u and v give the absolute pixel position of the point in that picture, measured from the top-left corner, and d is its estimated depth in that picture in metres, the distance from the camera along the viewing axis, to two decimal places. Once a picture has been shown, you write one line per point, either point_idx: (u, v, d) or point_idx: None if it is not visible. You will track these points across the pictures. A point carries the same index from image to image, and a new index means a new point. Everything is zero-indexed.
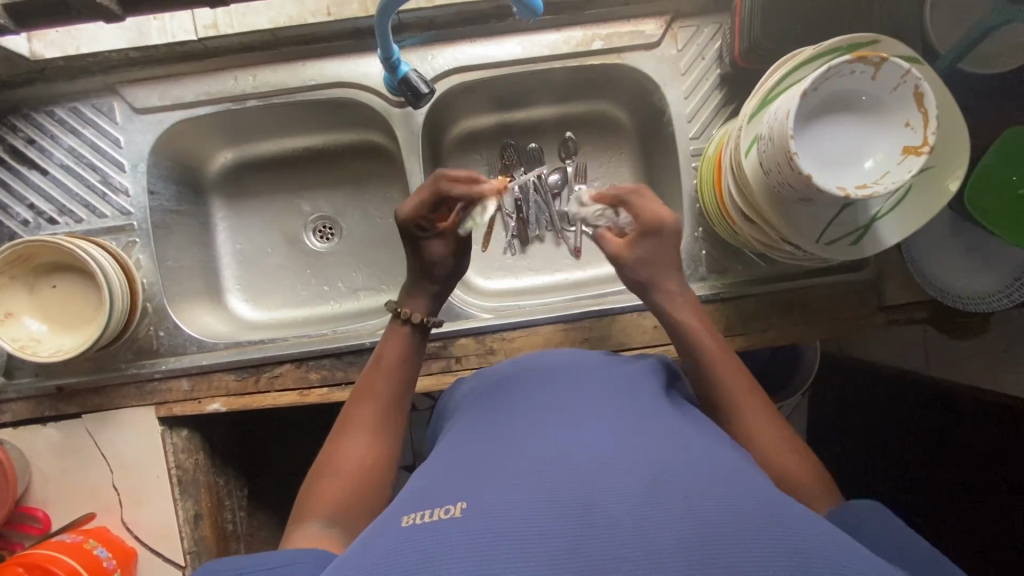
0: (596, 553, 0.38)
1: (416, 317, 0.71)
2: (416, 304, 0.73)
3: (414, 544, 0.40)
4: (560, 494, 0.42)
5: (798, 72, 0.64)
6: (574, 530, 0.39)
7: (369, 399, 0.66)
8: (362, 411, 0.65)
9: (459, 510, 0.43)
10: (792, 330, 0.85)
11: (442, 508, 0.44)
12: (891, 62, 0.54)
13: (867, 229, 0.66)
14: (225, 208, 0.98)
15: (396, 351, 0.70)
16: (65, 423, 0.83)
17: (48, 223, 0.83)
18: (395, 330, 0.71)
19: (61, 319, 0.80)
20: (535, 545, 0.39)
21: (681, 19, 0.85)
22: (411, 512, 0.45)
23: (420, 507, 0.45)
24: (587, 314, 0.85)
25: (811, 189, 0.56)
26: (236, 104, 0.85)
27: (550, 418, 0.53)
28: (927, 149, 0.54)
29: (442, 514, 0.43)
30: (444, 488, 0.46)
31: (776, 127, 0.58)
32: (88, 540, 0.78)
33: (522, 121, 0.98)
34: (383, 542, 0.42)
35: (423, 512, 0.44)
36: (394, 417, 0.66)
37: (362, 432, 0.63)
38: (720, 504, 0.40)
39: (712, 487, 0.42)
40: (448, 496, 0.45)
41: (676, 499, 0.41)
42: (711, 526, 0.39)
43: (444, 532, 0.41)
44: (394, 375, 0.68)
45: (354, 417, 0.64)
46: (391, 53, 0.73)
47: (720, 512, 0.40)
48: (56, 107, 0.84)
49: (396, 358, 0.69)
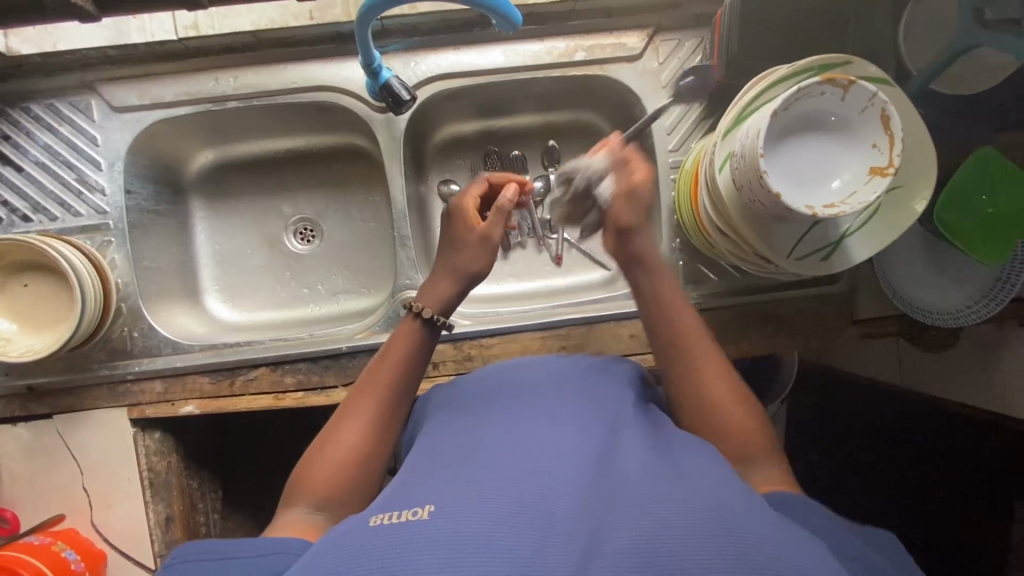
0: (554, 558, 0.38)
1: (428, 311, 0.68)
2: (431, 296, 0.70)
3: (378, 545, 0.40)
4: (522, 502, 0.43)
5: (773, 90, 0.66)
6: (535, 539, 0.40)
7: (369, 391, 0.64)
8: (363, 399, 0.63)
9: (425, 513, 0.43)
10: (765, 342, 0.86)
11: (408, 511, 0.43)
12: (859, 84, 0.55)
13: (836, 245, 0.67)
14: (205, 209, 0.97)
15: (405, 344, 0.67)
16: (34, 423, 0.82)
17: (22, 221, 0.82)
18: (406, 322, 0.68)
19: (32, 318, 0.79)
20: (497, 551, 0.39)
21: (663, 32, 0.85)
22: (379, 514, 0.45)
23: (386, 509, 0.45)
24: (565, 322, 0.85)
25: (780, 207, 0.57)
26: (216, 105, 0.84)
27: (523, 428, 0.54)
28: (892, 171, 0.55)
29: (408, 516, 0.43)
30: (410, 492, 0.46)
31: (748, 144, 0.58)
32: (57, 542, 0.78)
33: (506, 128, 0.99)
34: (347, 543, 0.42)
35: (389, 514, 0.44)
36: (393, 412, 0.64)
37: (359, 421, 0.61)
38: (674, 509, 0.41)
39: (672, 493, 0.43)
40: (414, 499, 0.45)
41: (631, 510, 0.42)
42: (664, 530, 0.40)
43: (409, 535, 0.41)
44: (397, 368, 0.65)
45: (352, 407, 0.63)
46: (372, 60, 0.73)
47: (674, 516, 0.41)
48: (32, 103, 0.83)
49: (402, 352, 0.66)
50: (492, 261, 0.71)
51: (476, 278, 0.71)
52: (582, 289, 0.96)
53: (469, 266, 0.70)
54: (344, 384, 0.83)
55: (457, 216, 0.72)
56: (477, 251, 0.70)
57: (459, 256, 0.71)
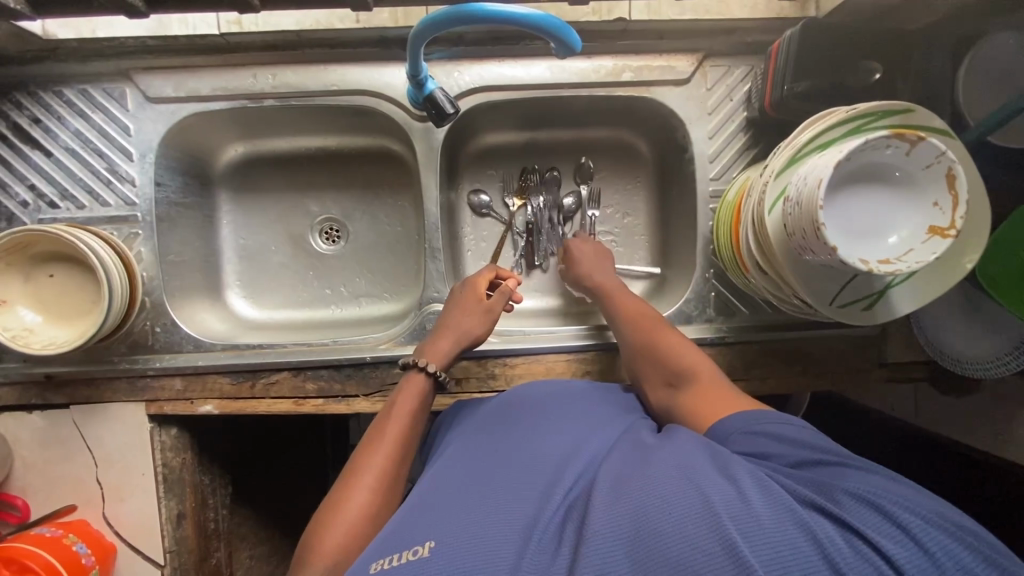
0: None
1: (432, 366, 0.72)
2: (436, 353, 0.74)
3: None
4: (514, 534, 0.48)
5: (830, 133, 0.64)
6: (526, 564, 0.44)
7: (378, 444, 0.65)
8: (372, 453, 0.64)
9: (424, 550, 0.48)
10: (791, 378, 0.85)
11: (408, 551, 0.48)
12: (928, 142, 0.54)
13: (881, 295, 0.66)
14: (231, 203, 0.96)
15: (412, 398, 0.70)
16: (51, 413, 0.81)
17: (49, 207, 0.81)
18: (412, 376, 0.72)
19: (55, 307, 0.78)
20: None
21: (714, 58, 0.83)
22: (378, 559, 0.50)
23: (386, 553, 0.50)
24: (592, 345, 0.84)
25: (835, 260, 0.56)
26: (252, 102, 0.82)
27: (519, 458, 0.57)
28: (954, 233, 0.54)
29: (408, 556, 0.48)
30: (408, 528, 0.52)
31: (806, 192, 0.57)
32: (68, 534, 0.77)
33: (542, 141, 0.97)
34: None
35: (388, 558, 0.49)
36: (402, 464, 0.65)
37: (369, 477, 0.61)
38: (647, 497, 0.45)
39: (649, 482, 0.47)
40: (413, 539, 0.50)
41: (605, 503, 0.46)
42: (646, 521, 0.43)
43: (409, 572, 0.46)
44: (405, 420, 0.67)
45: (362, 461, 0.63)
46: (419, 70, 0.71)
47: (643, 504, 0.45)
48: (64, 88, 0.81)
49: (410, 404, 0.69)
50: (490, 329, 0.78)
51: (477, 342, 0.77)
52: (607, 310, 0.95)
53: (471, 330, 0.76)
54: (365, 394, 0.82)
55: (468, 287, 0.80)
56: (480, 319, 0.77)
57: (461, 323, 0.76)
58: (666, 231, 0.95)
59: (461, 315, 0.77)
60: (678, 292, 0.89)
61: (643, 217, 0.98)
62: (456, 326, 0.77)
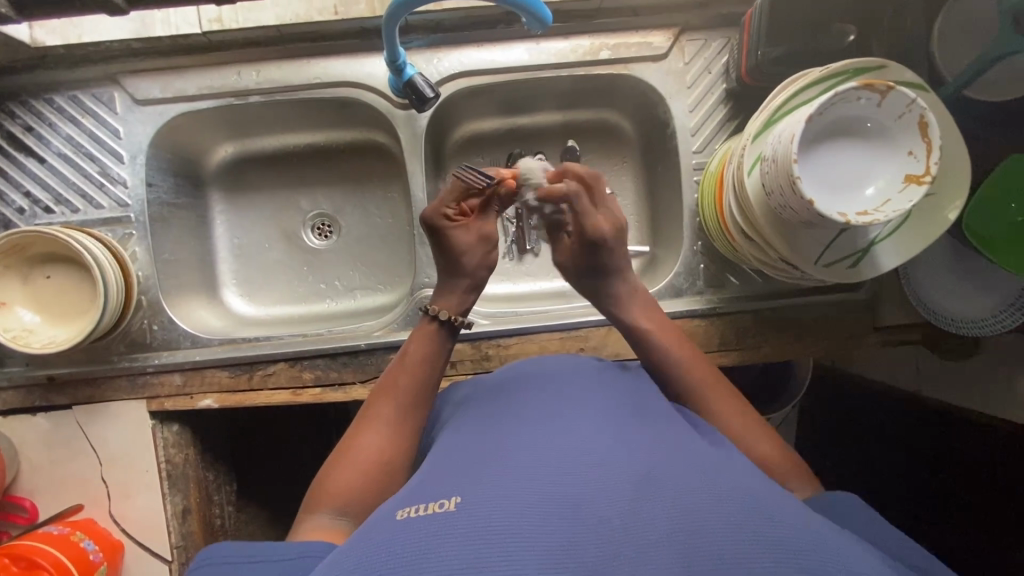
0: (578, 542, 0.40)
1: (445, 314, 0.71)
2: (448, 301, 0.73)
3: (407, 536, 0.41)
4: (548, 493, 0.44)
5: (806, 93, 0.64)
6: (563, 526, 0.41)
7: (391, 394, 0.66)
8: (385, 402, 0.65)
9: (452, 505, 0.44)
10: (786, 346, 0.85)
11: (434, 503, 0.45)
12: (897, 90, 0.54)
13: (865, 252, 0.67)
14: (224, 203, 0.97)
15: (424, 345, 0.69)
16: (54, 414, 0.82)
17: (44, 212, 0.82)
18: (425, 324, 0.71)
19: (54, 310, 0.79)
20: (527, 540, 0.40)
21: (690, 32, 0.84)
22: (404, 507, 0.46)
23: (412, 503, 0.46)
24: (585, 323, 0.85)
25: (813, 212, 0.56)
26: (238, 99, 0.84)
27: (537, 421, 0.55)
28: (929, 179, 0.55)
29: (435, 508, 0.44)
30: (433, 486, 0.48)
31: (780, 148, 0.57)
32: (76, 532, 0.78)
33: (527, 126, 0.98)
34: (375, 537, 0.43)
35: (416, 506, 0.45)
36: (417, 416, 0.65)
37: (382, 426, 0.63)
38: (704, 500, 0.42)
39: (697, 486, 0.44)
40: (440, 492, 0.46)
41: (652, 492, 0.43)
42: (693, 520, 0.40)
43: (438, 524, 0.42)
44: (416, 372, 0.67)
45: (373, 410, 0.64)
46: (397, 56, 0.73)
47: (701, 508, 0.41)
48: (54, 94, 0.83)
49: (422, 352, 0.69)
50: (485, 257, 0.75)
51: (489, 271, 0.77)
52: None
53: (478, 268, 0.75)
54: (361, 381, 0.83)
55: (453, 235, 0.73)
56: (479, 249, 0.75)
57: (467, 266, 0.74)
58: (654, 207, 0.96)
59: (462, 258, 0.74)
60: (668, 267, 0.90)
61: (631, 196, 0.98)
62: (460, 265, 0.74)
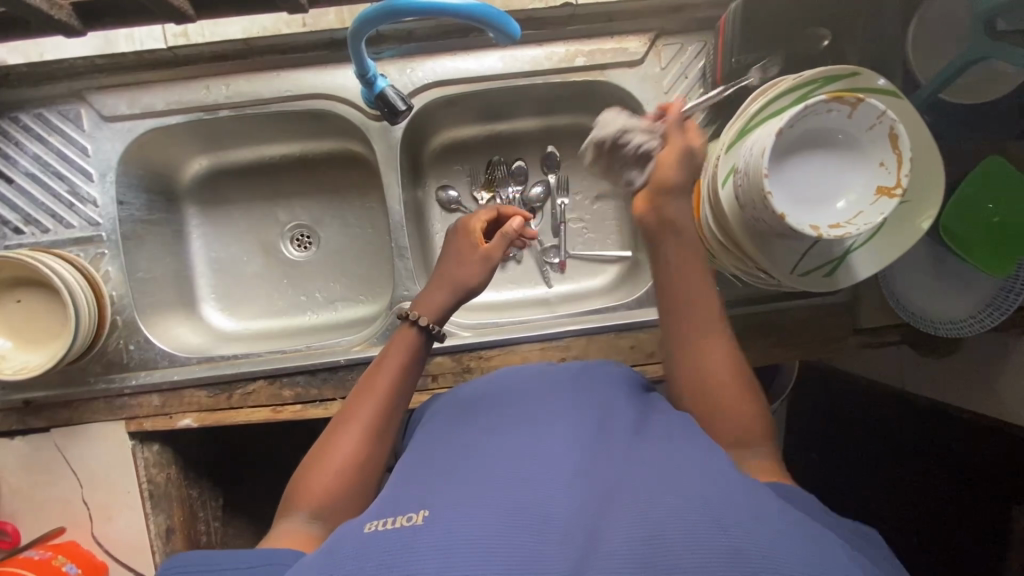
0: (540, 556, 0.39)
1: (421, 318, 0.69)
2: (429, 305, 0.71)
3: (373, 548, 0.41)
4: (515, 508, 0.44)
5: (779, 102, 0.64)
6: (529, 544, 0.41)
7: (367, 394, 0.64)
8: (362, 403, 0.63)
9: (420, 518, 0.43)
10: (767, 351, 0.85)
11: (402, 517, 0.44)
12: (867, 103, 0.54)
13: (841, 261, 0.66)
14: (200, 216, 0.96)
15: (401, 348, 0.68)
16: (33, 437, 0.82)
17: (13, 233, 0.81)
18: (404, 329, 0.70)
19: (27, 334, 0.78)
20: (492, 555, 0.39)
21: (666, 36, 0.83)
22: (374, 520, 0.46)
23: (382, 515, 0.46)
24: (566, 333, 0.85)
25: (785, 227, 0.56)
26: (208, 113, 0.83)
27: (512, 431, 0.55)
28: (900, 192, 0.54)
29: (403, 522, 0.44)
30: (404, 499, 0.47)
31: (751, 162, 0.57)
32: (57, 556, 0.77)
33: (506, 133, 0.97)
34: (342, 549, 0.43)
35: (384, 519, 0.45)
36: (392, 415, 0.64)
37: (357, 428, 0.61)
38: (669, 503, 0.41)
39: (663, 490, 0.43)
40: (411, 505, 0.46)
41: (622, 506, 0.43)
42: (655, 528, 0.40)
43: (404, 537, 0.42)
44: (394, 370, 0.66)
45: (348, 412, 0.63)
46: (367, 69, 0.72)
47: (665, 514, 0.40)
48: (20, 113, 0.81)
49: (398, 356, 0.67)
50: (482, 272, 0.72)
51: (476, 289, 0.73)
52: (584, 296, 0.96)
53: (465, 280, 0.72)
54: (342, 397, 0.82)
55: (460, 235, 0.75)
56: (478, 266, 0.73)
57: (453, 269, 0.73)
58: (635, 213, 0.95)
59: (459, 265, 0.73)
60: (650, 273, 0.89)
61: (611, 201, 0.98)
62: (448, 273, 0.73)
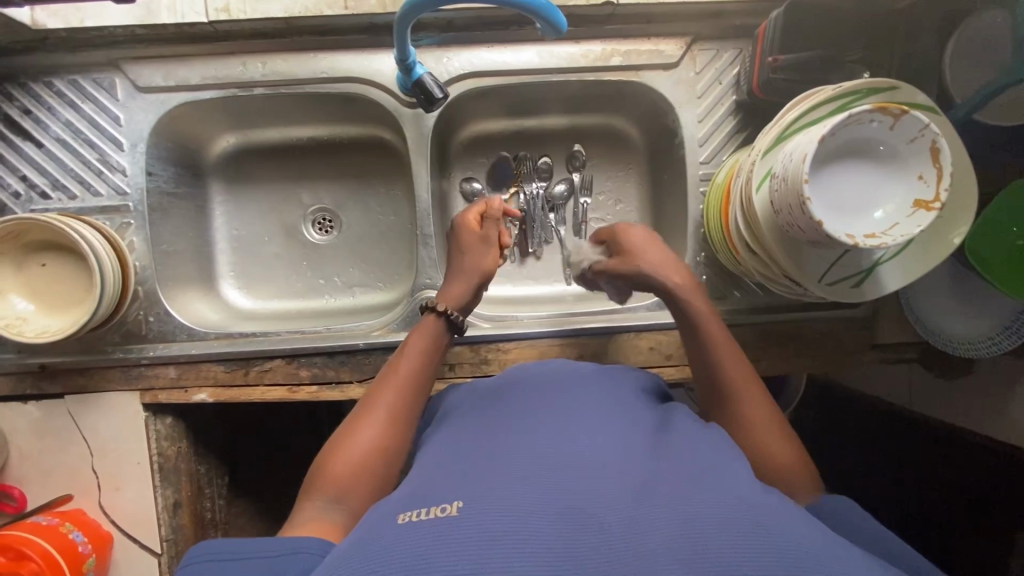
0: (575, 550, 0.39)
1: (443, 306, 0.71)
2: (449, 296, 0.74)
3: (407, 542, 0.41)
4: (548, 501, 0.43)
5: (818, 110, 0.64)
6: (567, 537, 0.40)
7: (389, 384, 0.65)
8: (383, 393, 0.64)
9: (454, 509, 0.43)
10: (784, 360, 0.85)
11: (436, 508, 0.44)
12: (911, 114, 0.54)
13: (869, 273, 0.67)
14: (224, 193, 0.96)
15: (423, 340, 0.69)
16: (46, 402, 0.81)
17: (41, 197, 0.81)
18: (427, 319, 0.71)
19: (49, 298, 0.78)
20: (529, 550, 0.39)
21: (702, 41, 0.84)
22: (406, 511, 0.45)
23: (413, 507, 0.45)
24: (585, 331, 0.85)
25: (821, 234, 0.56)
26: (243, 90, 0.83)
27: (538, 425, 0.54)
28: (939, 205, 0.55)
29: (437, 513, 0.43)
30: (433, 489, 0.47)
31: (791, 167, 0.57)
32: (64, 523, 0.77)
33: (533, 129, 0.97)
34: (373, 544, 0.42)
35: (418, 510, 0.44)
36: (411, 405, 0.65)
37: (378, 416, 0.62)
38: (707, 500, 0.42)
39: (698, 493, 0.43)
40: (441, 497, 0.45)
41: (661, 507, 0.42)
42: (694, 528, 0.40)
43: (438, 531, 0.41)
44: (415, 364, 0.67)
45: (371, 401, 0.64)
46: (407, 55, 0.72)
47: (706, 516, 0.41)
48: (55, 78, 0.81)
49: (419, 346, 0.69)
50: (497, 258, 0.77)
51: (487, 276, 0.76)
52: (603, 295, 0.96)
53: (479, 266, 0.75)
54: (359, 380, 0.82)
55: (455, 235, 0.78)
56: (482, 251, 0.76)
57: (463, 259, 0.76)
58: (658, 216, 0.95)
59: (463, 253, 0.77)
60: None
61: (635, 204, 0.98)
62: (466, 265, 0.76)
